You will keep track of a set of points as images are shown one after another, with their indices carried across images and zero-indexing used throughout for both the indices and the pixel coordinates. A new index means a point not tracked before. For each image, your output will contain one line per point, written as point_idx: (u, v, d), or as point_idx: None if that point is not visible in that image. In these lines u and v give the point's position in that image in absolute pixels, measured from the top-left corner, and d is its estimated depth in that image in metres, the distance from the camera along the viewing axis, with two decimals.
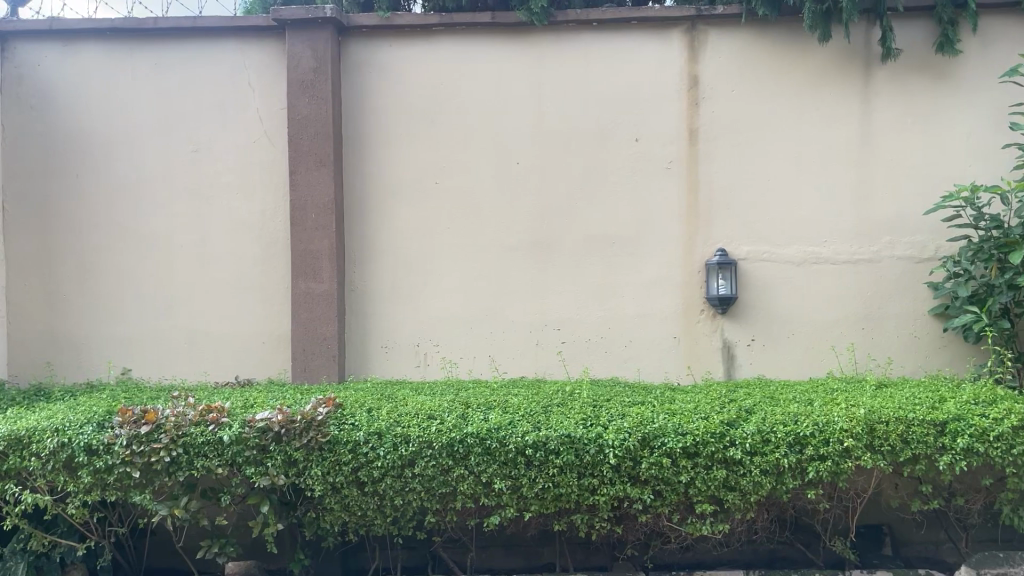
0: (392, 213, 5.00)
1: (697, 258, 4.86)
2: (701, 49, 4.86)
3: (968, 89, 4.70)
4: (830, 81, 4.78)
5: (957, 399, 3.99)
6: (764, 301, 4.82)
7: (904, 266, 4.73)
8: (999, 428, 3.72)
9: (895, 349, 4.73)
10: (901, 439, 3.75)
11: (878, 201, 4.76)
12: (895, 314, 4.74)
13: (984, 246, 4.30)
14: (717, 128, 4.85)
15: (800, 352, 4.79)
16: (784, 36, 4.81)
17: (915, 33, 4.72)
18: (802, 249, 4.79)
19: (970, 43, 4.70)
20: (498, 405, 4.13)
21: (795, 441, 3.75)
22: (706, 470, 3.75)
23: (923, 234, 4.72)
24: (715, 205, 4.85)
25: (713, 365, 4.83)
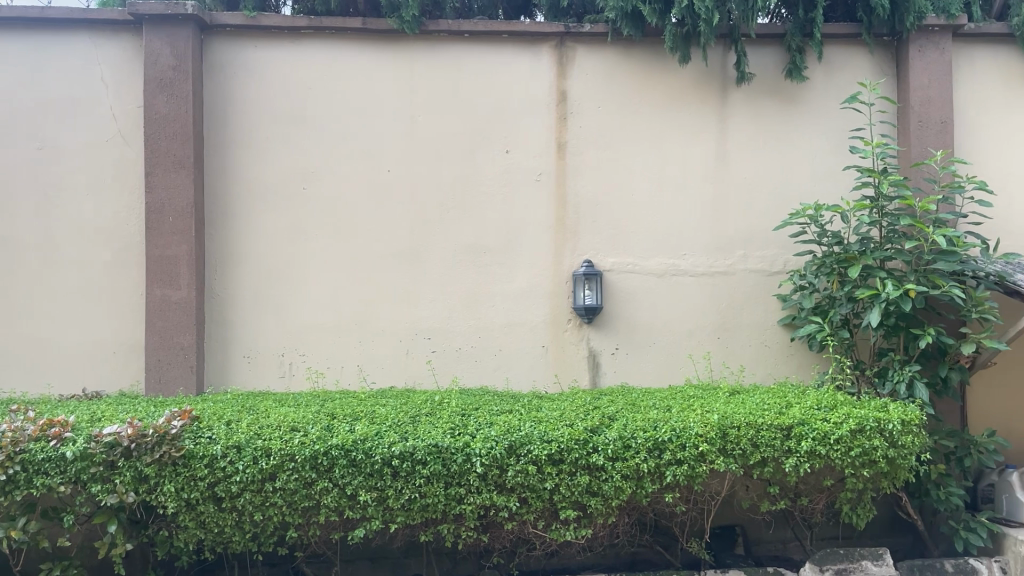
0: (256, 220, 4.85)
1: (564, 269, 4.96)
2: (570, 65, 4.99)
3: (813, 114, 5.01)
4: (691, 101, 5.00)
5: (802, 405, 4.22)
6: (627, 312, 4.96)
7: (756, 279, 4.99)
8: (838, 432, 3.96)
9: (747, 357, 4.96)
10: (751, 443, 3.94)
11: (732, 217, 5.01)
12: (749, 325, 4.98)
13: (826, 261, 4.56)
14: (583, 142, 4.97)
15: (661, 361, 4.95)
16: (648, 57, 4.99)
17: (766, 60, 5.01)
18: (663, 261, 4.97)
19: (816, 71, 5.01)
20: (364, 416, 4.07)
21: (654, 446, 3.88)
22: (570, 477, 3.83)
23: (773, 248, 5.00)
24: (583, 217, 4.97)
25: (579, 374, 4.93)
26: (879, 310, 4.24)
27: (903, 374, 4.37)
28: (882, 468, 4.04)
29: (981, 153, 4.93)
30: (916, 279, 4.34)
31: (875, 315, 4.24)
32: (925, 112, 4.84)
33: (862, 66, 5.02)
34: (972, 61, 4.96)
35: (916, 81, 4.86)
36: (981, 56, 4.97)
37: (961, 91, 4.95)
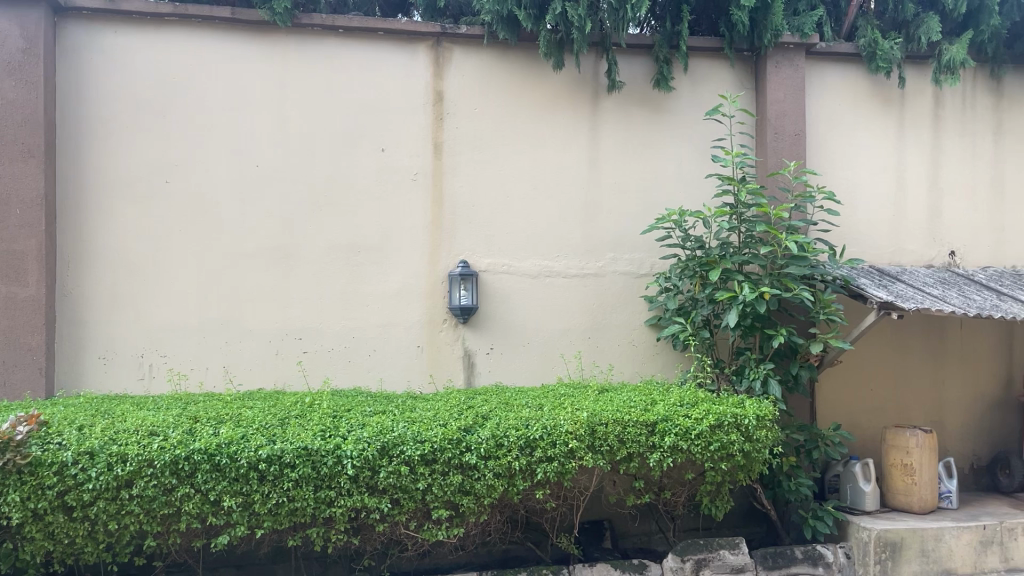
0: (115, 214, 4.62)
1: (439, 269, 4.96)
2: (446, 65, 5.00)
3: (678, 123, 5.23)
4: (564, 106, 5.11)
5: (667, 402, 4.39)
6: (502, 312, 5.02)
7: (626, 281, 5.15)
8: (699, 427, 4.14)
9: (616, 357, 5.12)
10: (618, 439, 4.07)
11: (603, 221, 5.15)
12: (618, 325, 5.14)
13: (689, 264, 4.78)
14: (459, 143, 5.00)
15: (533, 361, 5.03)
16: (523, 61, 5.07)
17: (636, 68, 5.18)
18: (536, 263, 5.06)
19: (682, 82, 5.23)
20: (230, 420, 3.94)
21: (525, 444, 3.94)
22: (443, 476, 3.84)
23: (640, 251, 5.18)
24: (458, 217, 4.99)
25: (454, 374, 4.94)
26: (737, 311, 4.47)
27: (758, 371, 4.62)
28: (739, 462, 4.25)
29: (831, 164, 5.27)
30: (770, 282, 4.60)
31: (733, 316, 4.46)
32: (780, 125, 5.12)
33: (724, 78, 5.28)
34: (823, 78, 5.30)
35: (773, 95, 5.13)
36: (832, 73, 5.31)
37: (813, 105, 5.27)
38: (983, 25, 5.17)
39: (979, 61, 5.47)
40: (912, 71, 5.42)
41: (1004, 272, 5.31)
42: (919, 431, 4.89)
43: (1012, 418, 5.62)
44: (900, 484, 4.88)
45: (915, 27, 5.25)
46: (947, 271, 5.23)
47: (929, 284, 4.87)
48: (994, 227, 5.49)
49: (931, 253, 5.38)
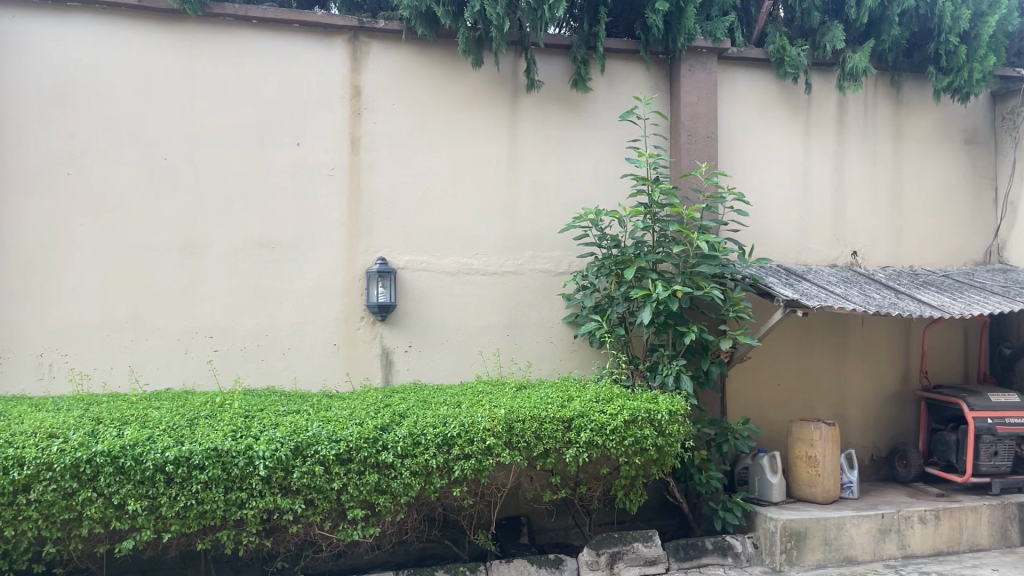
0: (13, 207, 4.41)
1: (356, 266, 4.90)
2: (364, 60, 4.95)
3: (595, 123, 5.30)
4: (483, 104, 5.12)
5: (583, 398, 4.44)
6: (420, 310, 4.99)
7: (544, 278, 5.20)
8: (614, 423, 4.20)
9: (534, 354, 5.16)
10: (535, 436, 4.10)
11: (521, 219, 5.18)
12: (537, 323, 5.18)
13: (606, 262, 4.86)
14: (377, 139, 4.95)
15: (452, 359, 5.03)
16: (441, 58, 5.06)
17: (554, 68, 5.22)
18: (455, 260, 5.06)
19: (599, 82, 5.30)
20: (135, 421, 3.80)
21: (443, 442, 3.93)
22: (358, 476, 3.80)
23: (558, 250, 5.23)
24: (376, 213, 4.94)
25: (371, 371, 4.89)
26: (650, 309, 4.57)
27: (672, 367, 4.74)
28: (652, 456, 4.34)
29: (742, 166, 5.43)
30: (682, 281, 4.72)
31: (646, 313, 4.56)
32: (694, 127, 5.24)
33: (640, 80, 5.38)
34: (734, 83, 5.45)
35: (686, 98, 5.25)
36: (742, 78, 5.47)
37: (725, 109, 5.42)
38: (884, 35, 5.39)
39: (880, 69, 5.71)
40: (818, 78, 5.63)
41: (902, 272, 5.57)
42: (823, 424, 5.08)
43: (909, 411, 5.90)
44: (805, 475, 5.07)
45: (822, 35, 5.45)
46: (850, 271, 5.44)
47: (833, 282, 5.06)
48: (893, 229, 5.75)
49: (836, 253, 5.61)
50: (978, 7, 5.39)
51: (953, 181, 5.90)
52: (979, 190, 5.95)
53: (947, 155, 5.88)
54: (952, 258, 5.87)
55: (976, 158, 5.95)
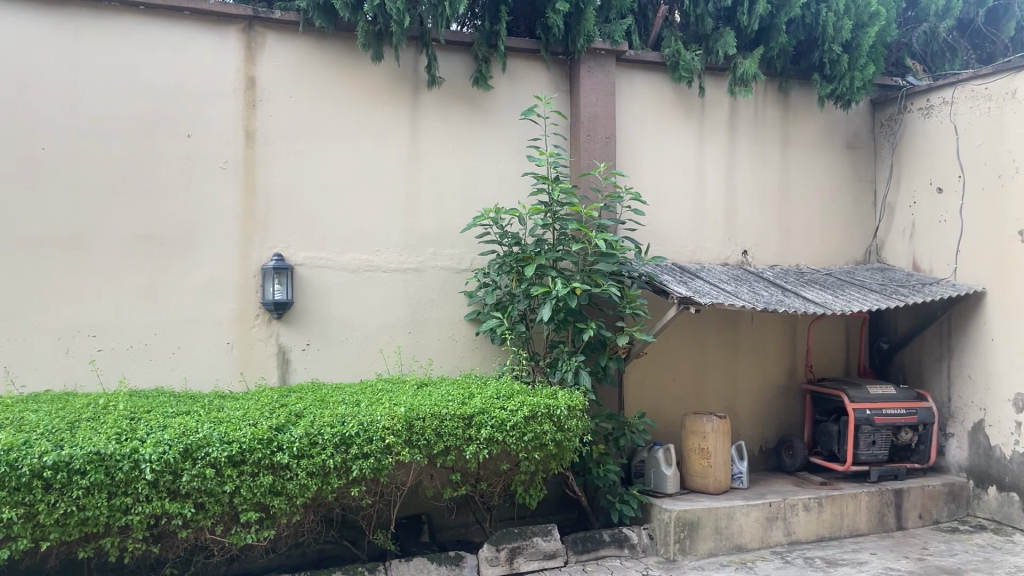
0: None
1: (251, 263, 4.77)
2: (259, 51, 4.82)
3: (496, 121, 5.33)
4: (383, 99, 5.06)
5: (484, 395, 4.45)
6: (318, 308, 4.90)
7: (445, 276, 5.19)
8: (514, 419, 4.23)
9: (435, 351, 5.14)
10: (435, 433, 4.08)
11: (423, 216, 5.15)
12: (438, 320, 5.16)
13: (507, 260, 4.89)
14: (273, 132, 4.83)
15: (351, 357, 4.96)
16: (340, 51, 4.98)
17: (456, 65, 5.21)
18: (355, 257, 4.99)
19: (500, 81, 5.33)
20: (10, 424, 3.60)
21: (340, 441, 3.87)
22: (252, 478, 3.69)
23: (459, 247, 5.23)
24: (272, 208, 4.82)
25: (267, 371, 4.77)
26: (550, 306, 4.63)
27: (571, 363, 4.80)
28: (551, 451, 4.39)
29: (639, 166, 5.56)
30: (581, 278, 4.80)
31: (546, 310, 4.61)
32: (593, 127, 5.33)
33: (541, 80, 5.43)
34: (632, 84, 5.57)
35: (586, 98, 5.33)
36: (640, 80, 5.59)
37: (623, 110, 5.53)
38: (773, 42, 5.63)
39: (769, 75, 5.94)
40: (712, 82, 5.81)
41: (789, 270, 5.82)
42: (715, 418, 5.28)
43: (796, 403, 6.18)
44: (698, 467, 5.24)
45: (715, 40, 5.63)
46: (742, 269, 5.65)
47: (725, 281, 5.24)
48: (781, 229, 6.00)
49: (727, 252, 5.81)
50: (859, 19, 5.68)
51: (836, 184, 6.20)
52: (860, 193, 6.27)
53: (831, 160, 6.18)
54: (835, 257, 6.17)
55: (857, 163, 6.26)
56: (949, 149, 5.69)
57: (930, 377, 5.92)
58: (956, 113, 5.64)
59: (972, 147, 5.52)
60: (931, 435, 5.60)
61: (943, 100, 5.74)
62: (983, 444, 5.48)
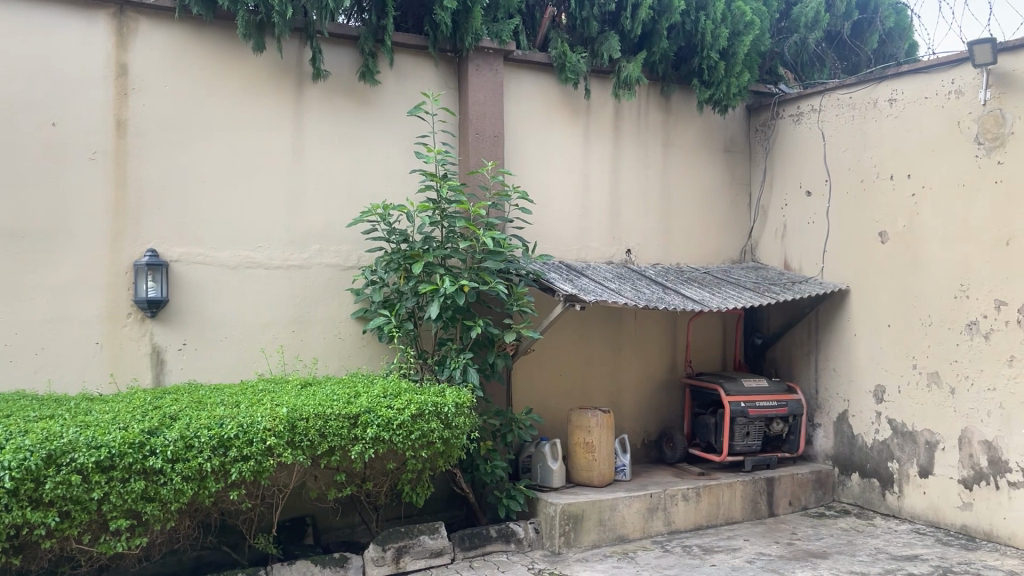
0: None
1: (123, 258, 4.55)
2: (131, 37, 4.59)
3: (383, 117, 5.27)
4: (265, 91, 4.92)
5: (370, 393, 4.39)
6: (196, 306, 4.72)
7: (330, 273, 5.10)
8: (401, 417, 4.20)
9: (320, 350, 5.05)
10: (318, 434, 4.00)
11: (307, 211, 5.04)
12: (323, 318, 5.06)
13: (394, 257, 4.85)
14: (147, 122, 4.61)
15: (231, 356, 4.80)
16: (219, 41, 4.81)
17: (341, 58, 5.13)
18: (235, 253, 4.83)
19: (388, 76, 5.27)
20: None
21: (218, 444, 3.74)
22: (123, 484, 3.52)
23: (345, 244, 5.15)
24: (146, 202, 4.60)
25: (140, 371, 4.56)
26: (438, 304, 4.62)
27: (459, 361, 4.79)
28: (438, 449, 4.38)
29: (526, 165, 5.62)
30: (469, 276, 4.81)
31: (434, 308, 4.60)
32: (481, 125, 5.34)
33: (429, 76, 5.41)
34: (520, 84, 5.62)
35: (474, 96, 5.34)
36: (527, 80, 5.65)
37: (510, 109, 5.57)
38: (655, 47, 5.79)
39: (652, 79, 6.11)
40: (597, 84, 5.93)
41: (670, 269, 6.02)
42: (599, 412, 5.39)
43: (677, 397, 6.40)
44: (583, 461, 5.34)
45: (600, 43, 5.75)
46: (626, 268, 5.80)
47: (609, 279, 5.37)
48: (663, 229, 6.20)
49: (611, 251, 5.96)
50: (735, 28, 5.92)
51: (715, 186, 6.45)
52: (736, 195, 6.55)
53: (710, 162, 6.42)
54: (713, 256, 6.43)
55: (733, 166, 6.53)
56: (818, 154, 6.01)
57: (799, 370, 6.25)
58: (823, 120, 5.97)
59: (838, 153, 5.86)
60: (800, 426, 5.92)
61: (812, 107, 6.06)
62: (847, 434, 5.83)
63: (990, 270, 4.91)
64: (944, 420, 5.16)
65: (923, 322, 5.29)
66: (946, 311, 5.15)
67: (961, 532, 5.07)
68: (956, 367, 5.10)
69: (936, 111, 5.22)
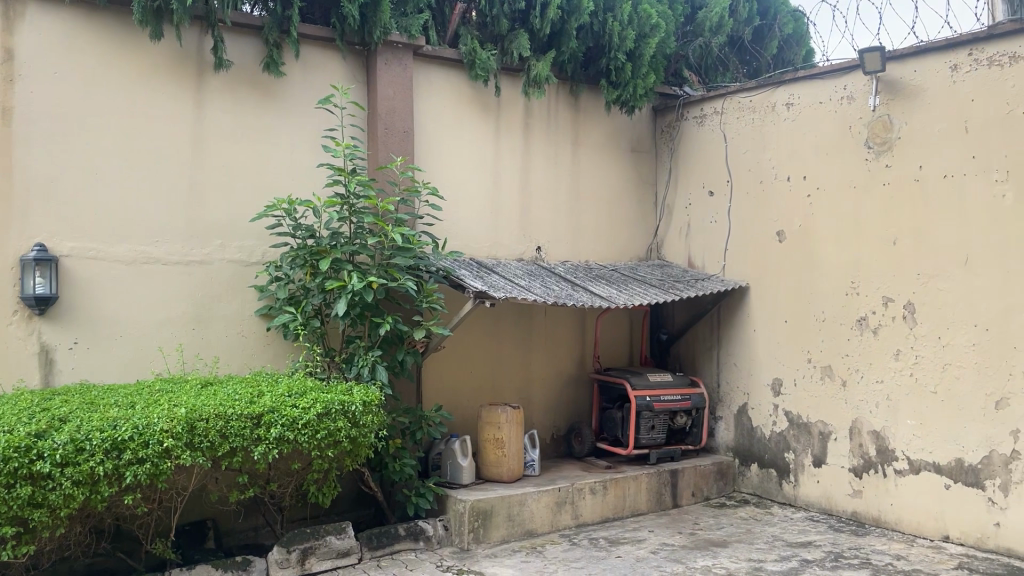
0: None
1: (8, 253, 4.30)
2: (18, 20, 4.35)
3: (289, 109, 5.15)
4: (164, 80, 4.74)
5: (274, 392, 4.28)
6: (89, 303, 4.51)
7: (233, 269, 4.96)
8: (306, 416, 4.11)
9: (222, 348, 4.90)
10: (219, 435, 3.89)
11: (209, 205, 4.89)
12: (226, 316, 4.92)
13: (300, 253, 4.75)
14: (35, 109, 4.37)
15: (126, 355, 4.61)
16: (114, 27, 4.61)
17: (244, 49, 4.99)
18: (131, 248, 4.64)
19: (293, 68, 5.16)
20: None
21: (112, 446, 3.58)
22: (7, 490, 3.34)
23: (249, 239, 5.01)
24: (34, 193, 4.37)
25: (27, 372, 4.33)
26: (345, 300, 4.55)
27: (367, 358, 4.72)
28: (345, 448, 4.31)
29: (436, 161, 5.59)
30: (377, 272, 4.75)
31: (342, 305, 4.53)
32: (390, 120, 5.28)
33: (336, 70, 5.32)
34: (430, 79, 5.58)
35: (383, 91, 5.27)
36: (437, 76, 5.62)
37: (420, 105, 5.53)
38: (564, 46, 5.85)
39: (561, 79, 6.17)
40: (507, 82, 5.95)
41: (579, 266, 6.10)
42: (509, 408, 5.42)
43: (586, 393, 6.49)
44: (492, 457, 5.36)
45: (510, 41, 5.77)
46: (535, 265, 5.85)
47: (519, 276, 5.40)
48: (572, 227, 6.28)
49: (521, 248, 5.99)
50: (642, 30, 6.04)
51: (622, 185, 6.57)
52: (642, 194, 6.69)
53: (617, 162, 6.53)
54: (620, 254, 6.54)
55: (640, 166, 6.67)
56: (720, 156, 6.19)
57: (702, 365, 6.43)
58: (725, 123, 6.16)
59: (739, 155, 6.05)
60: (702, 419, 6.10)
61: (715, 110, 6.23)
62: (746, 427, 6.04)
63: (878, 268, 5.17)
64: (836, 412, 5.40)
65: (817, 318, 5.52)
66: (838, 307, 5.39)
67: (851, 518, 5.33)
68: (847, 361, 5.34)
69: (829, 116, 5.46)
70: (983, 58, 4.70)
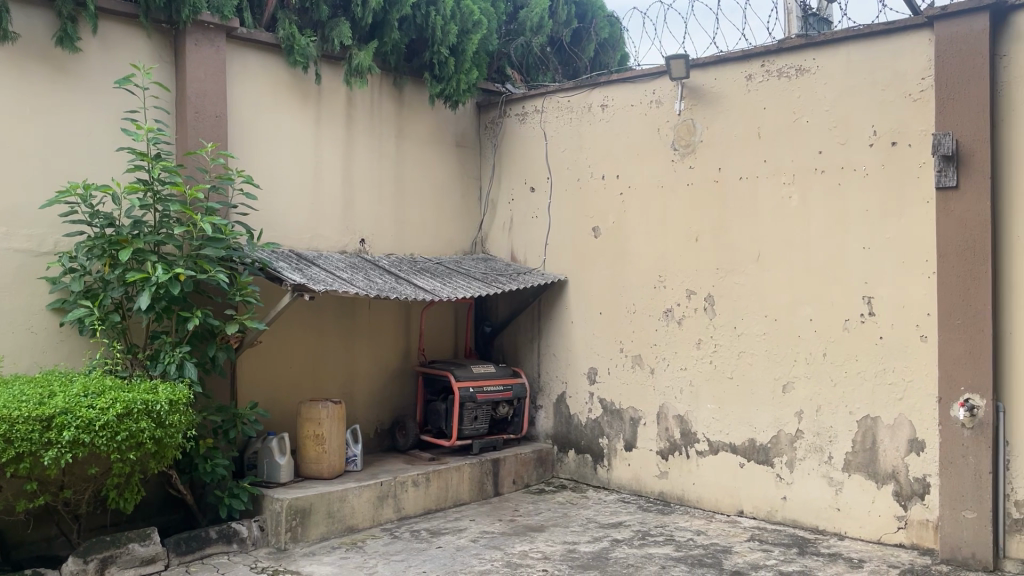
0: None
1: None
2: None
3: (85, 88, 4.79)
4: None
5: (67, 392, 3.92)
6: None
7: (20, 259, 4.55)
8: (103, 418, 3.82)
9: (7, 346, 4.49)
10: (2, 439, 3.59)
11: None
12: (12, 310, 4.52)
13: (97, 242, 4.42)
14: None
15: None
16: None
17: (33, 20, 4.57)
18: None
19: (90, 44, 4.79)
20: None
21: None
22: None
23: (38, 227, 4.62)
24: None
25: None
26: (149, 294, 4.29)
27: (174, 355, 4.47)
28: (148, 450, 4.06)
29: (250, 149, 5.39)
30: (184, 264, 4.51)
31: (144, 298, 4.27)
32: (200, 104, 5.03)
33: (139, 48, 5.00)
34: (244, 63, 5.36)
35: (192, 73, 5.01)
36: (252, 60, 5.40)
37: (234, 89, 5.30)
38: (386, 37, 5.81)
39: (384, 69, 6.10)
40: (327, 70, 5.82)
41: (403, 259, 6.07)
42: (329, 404, 5.31)
43: (410, 386, 6.48)
44: (312, 453, 5.24)
45: (330, 28, 5.65)
46: (358, 258, 5.76)
47: (340, 268, 5.31)
48: (396, 219, 6.25)
49: (342, 240, 5.89)
50: (464, 26, 6.12)
51: (447, 178, 6.60)
52: (467, 188, 6.76)
53: (442, 155, 6.56)
54: (445, 247, 6.59)
55: (464, 160, 6.73)
56: (540, 153, 6.37)
57: (524, 356, 6.60)
58: (545, 121, 6.34)
59: (558, 152, 6.25)
60: (523, 408, 6.26)
61: (536, 108, 6.40)
62: (564, 414, 6.27)
63: (682, 263, 5.51)
64: (646, 399, 5.71)
65: (629, 309, 5.81)
66: (648, 300, 5.69)
67: (658, 498, 5.65)
68: (655, 351, 5.66)
69: (640, 118, 5.75)
70: (773, 70, 5.11)
